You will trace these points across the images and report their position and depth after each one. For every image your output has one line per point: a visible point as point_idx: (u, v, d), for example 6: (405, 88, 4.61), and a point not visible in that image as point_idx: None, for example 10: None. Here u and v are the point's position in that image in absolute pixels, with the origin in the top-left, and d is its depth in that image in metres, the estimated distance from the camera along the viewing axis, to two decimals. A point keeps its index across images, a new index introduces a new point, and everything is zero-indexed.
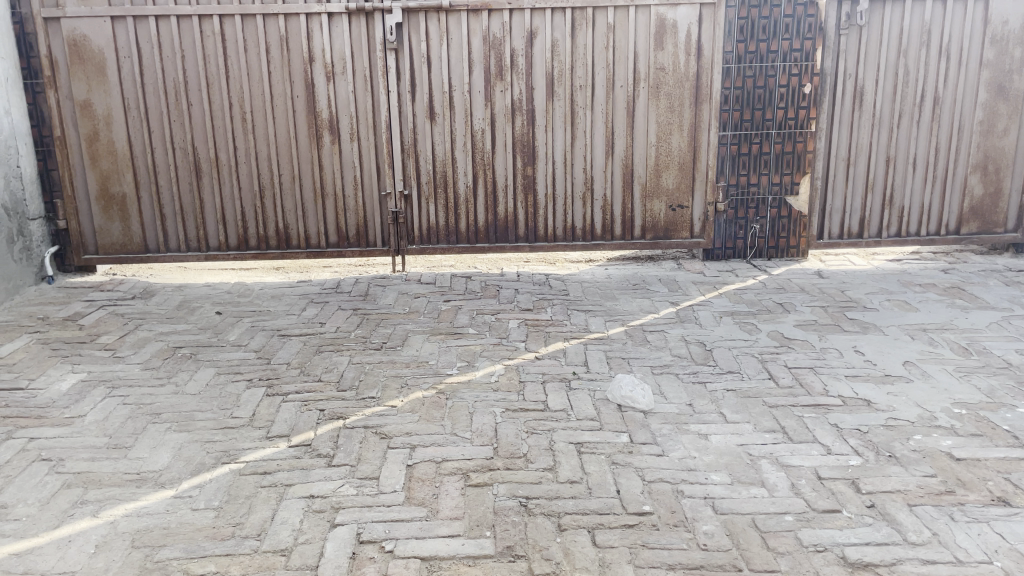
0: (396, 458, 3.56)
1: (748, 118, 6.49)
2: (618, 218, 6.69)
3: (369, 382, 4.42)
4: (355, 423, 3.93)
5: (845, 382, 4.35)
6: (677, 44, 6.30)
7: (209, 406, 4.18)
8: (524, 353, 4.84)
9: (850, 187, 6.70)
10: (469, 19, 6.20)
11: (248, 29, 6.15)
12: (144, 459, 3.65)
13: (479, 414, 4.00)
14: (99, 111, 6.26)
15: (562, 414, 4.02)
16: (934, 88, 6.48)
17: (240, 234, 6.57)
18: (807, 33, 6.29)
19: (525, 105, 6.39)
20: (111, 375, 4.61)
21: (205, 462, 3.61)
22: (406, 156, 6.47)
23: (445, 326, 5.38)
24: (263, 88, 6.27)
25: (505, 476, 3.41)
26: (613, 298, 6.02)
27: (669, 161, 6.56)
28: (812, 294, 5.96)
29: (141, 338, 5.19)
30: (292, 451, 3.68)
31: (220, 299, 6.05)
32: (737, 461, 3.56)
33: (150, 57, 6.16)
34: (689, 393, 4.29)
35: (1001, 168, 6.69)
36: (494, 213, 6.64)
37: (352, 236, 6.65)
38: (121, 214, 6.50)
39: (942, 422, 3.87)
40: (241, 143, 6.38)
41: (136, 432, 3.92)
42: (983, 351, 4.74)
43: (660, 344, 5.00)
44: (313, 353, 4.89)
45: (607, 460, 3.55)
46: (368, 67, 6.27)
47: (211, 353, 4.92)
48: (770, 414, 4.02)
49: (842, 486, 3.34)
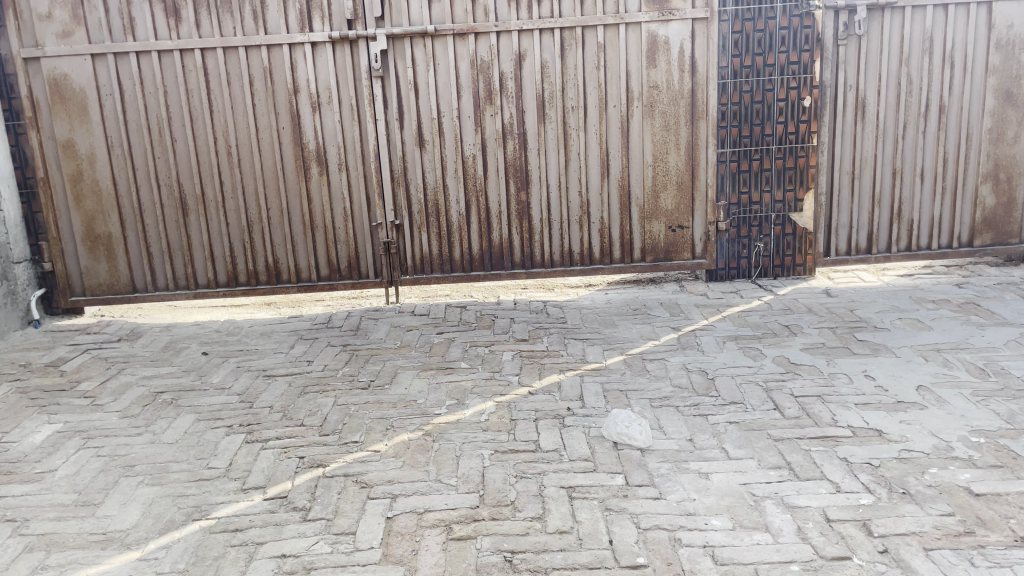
0: (375, 511, 3.35)
1: (747, 134, 6.29)
2: (617, 240, 6.47)
3: (353, 426, 4.22)
4: (336, 471, 3.73)
5: (855, 411, 4.10)
6: (670, 61, 6.11)
7: (185, 457, 3.99)
8: (517, 388, 4.63)
9: (856, 202, 6.47)
10: (456, 43, 6.06)
11: (230, 62, 6.02)
12: (112, 518, 3.45)
13: (466, 457, 3.79)
14: (83, 150, 6.14)
15: (554, 455, 3.79)
16: (940, 97, 6.25)
17: (228, 270, 6.42)
18: (804, 45, 6.10)
19: (516, 129, 6.22)
20: (88, 425, 4.43)
21: (175, 519, 3.41)
22: (396, 185, 6.31)
23: (437, 361, 5.17)
24: (248, 121, 6.13)
25: (490, 528, 3.19)
26: (613, 324, 5.80)
27: (667, 181, 6.34)
28: (820, 315, 5.72)
29: (123, 384, 5.03)
30: (266, 505, 3.48)
31: (207, 339, 5.89)
32: (739, 503, 3.33)
33: (132, 93, 6.05)
34: (689, 427, 4.06)
35: (1013, 177, 6.44)
36: (489, 240, 6.45)
37: (343, 269, 6.48)
38: (108, 254, 6.37)
39: (959, 452, 3.62)
40: (228, 179, 6.24)
41: (107, 486, 3.72)
42: (1002, 372, 4.48)
43: (660, 374, 4.77)
44: (298, 395, 4.69)
45: (599, 506, 3.33)
46: (355, 96, 6.12)
47: (193, 398, 4.74)
48: (775, 448, 3.79)
49: (852, 530, 3.10)
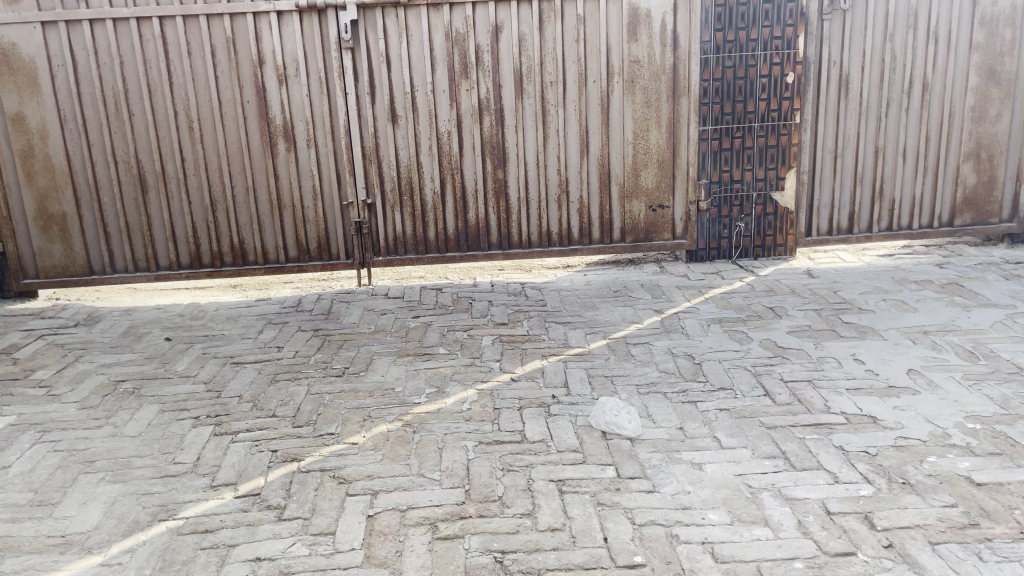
0: (355, 509, 3.16)
1: (729, 111, 6.14)
2: (596, 220, 6.30)
3: (328, 416, 4.01)
4: (311, 465, 3.54)
5: (847, 398, 3.99)
6: (652, 35, 5.93)
7: (149, 451, 3.75)
8: (499, 375, 4.46)
9: (838, 181, 6.36)
10: (429, 14, 5.80)
11: (191, 32, 5.70)
12: (71, 519, 3.22)
13: (449, 449, 3.61)
14: (33, 124, 5.80)
15: (541, 446, 3.63)
16: (923, 74, 6.16)
17: (191, 251, 6.13)
18: (788, 19, 5.96)
19: (493, 104, 6.00)
20: (43, 417, 4.17)
21: (139, 519, 3.19)
22: (367, 162, 6.06)
23: (414, 346, 4.97)
24: (210, 94, 5.82)
25: (478, 526, 3.03)
26: (594, 306, 5.65)
27: (648, 159, 6.19)
28: (804, 296, 5.62)
29: (81, 372, 4.75)
30: (238, 503, 3.27)
31: (170, 324, 5.62)
32: (735, 496, 3.20)
33: (86, 64, 5.71)
34: (679, 415, 3.93)
35: (994, 156, 6.38)
36: (465, 220, 6.24)
37: (313, 249, 6.23)
38: (62, 234, 6.05)
39: (956, 440, 3.53)
40: (189, 155, 5.94)
41: (65, 484, 3.48)
42: (991, 355, 4.41)
43: (646, 359, 4.63)
44: (268, 384, 4.47)
45: (591, 501, 3.17)
46: (323, 69, 5.85)
47: (157, 388, 4.50)
48: (769, 437, 3.67)
49: (855, 523, 2.99)
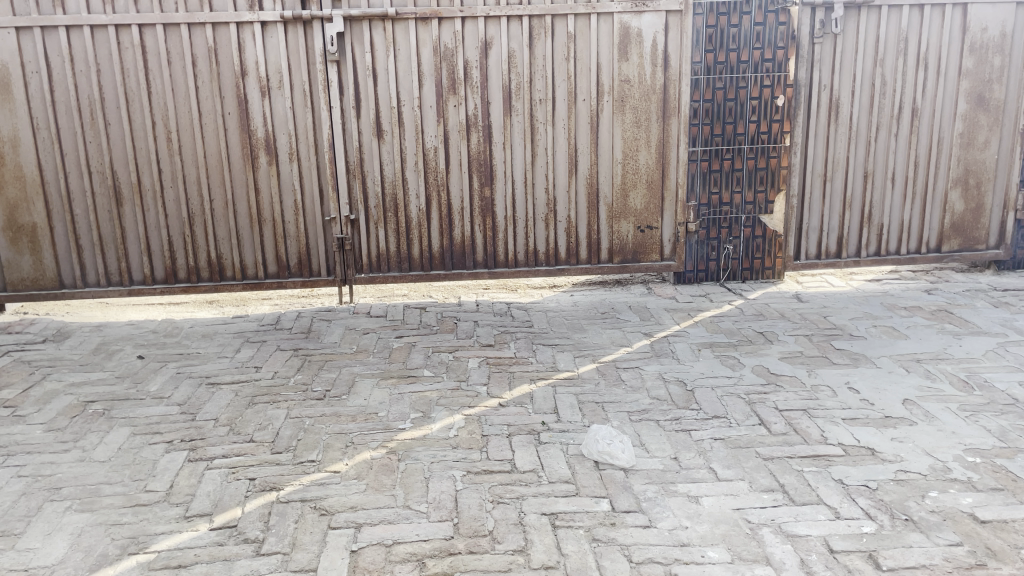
0: (338, 544, 3.00)
1: (719, 132, 6.08)
2: (584, 240, 6.20)
3: (309, 442, 3.85)
4: (291, 495, 3.37)
5: (844, 428, 3.90)
6: (642, 54, 5.86)
7: (120, 477, 3.56)
8: (486, 400, 4.32)
9: (826, 205, 6.32)
10: (417, 28, 5.69)
11: (172, 40, 5.54)
12: (34, 551, 3.03)
13: (436, 479, 3.46)
14: (4, 133, 5.60)
15: (531, 476, 3.50)
16: (913, 99, 6.15)
17: (167, 266, 5.95)
18: (779, 42, 5.92)
19: (481, 121, 5.89)
20: (8, 439, 3.96)
21: (108, 552, 3.01)
22: (351, 177, 5.91)
23: (398, 368, 4.82)
24: (189, 104, 5.65)
25: (468, 563, 2.88)
26: (582, 328, 5.53)
27: (637, 179, 6.11)
28: (794, 322, 5.54)
29: (48, 392, 4.54)
30: (213, 536, 3.10)
31: (143, 341, 5.41)
32: (734, 532, 3.08)
33: (61, 71, 5.53)
34: (673, 444, 3.81)
35: (982, 182, 6.38)
36: (450, 238, 6.11)
37: (293, 266, 6.07)
38: (32, 247, 5.83)
39: (957, 474, 3.44)
40: (167, 166, 5.76)
41: (28, 513, 3.29)
42: (985, 385, 4.35)
43: (637, 385, 4.51)
44: (246, 407, 4.29)
45: (586, 537, 3.04)
46: (308, 81, 5.71)
47: (128, 409, 4.30)
48: (766, 468, 3.56)
49: (859, 562, 2.88)
